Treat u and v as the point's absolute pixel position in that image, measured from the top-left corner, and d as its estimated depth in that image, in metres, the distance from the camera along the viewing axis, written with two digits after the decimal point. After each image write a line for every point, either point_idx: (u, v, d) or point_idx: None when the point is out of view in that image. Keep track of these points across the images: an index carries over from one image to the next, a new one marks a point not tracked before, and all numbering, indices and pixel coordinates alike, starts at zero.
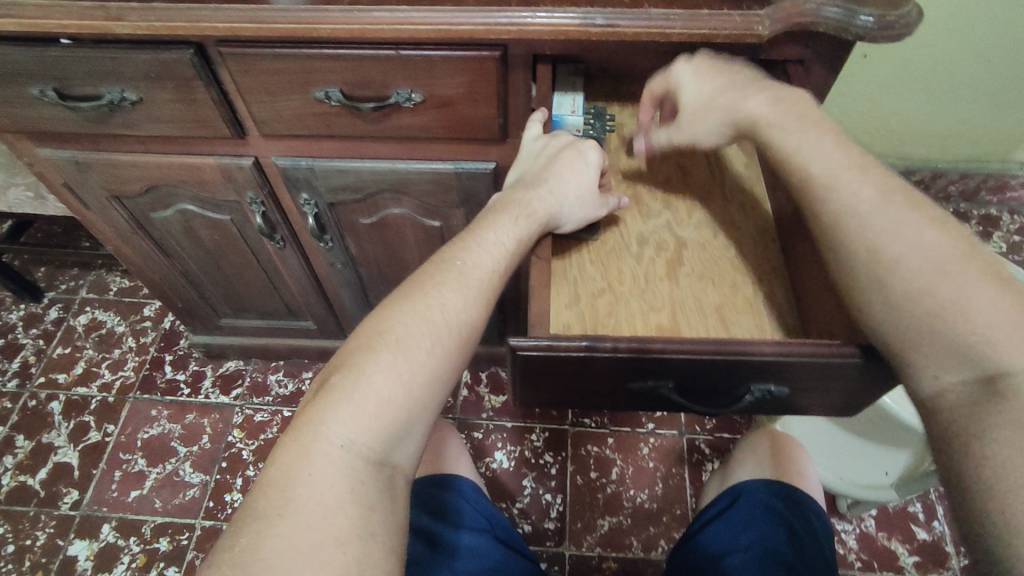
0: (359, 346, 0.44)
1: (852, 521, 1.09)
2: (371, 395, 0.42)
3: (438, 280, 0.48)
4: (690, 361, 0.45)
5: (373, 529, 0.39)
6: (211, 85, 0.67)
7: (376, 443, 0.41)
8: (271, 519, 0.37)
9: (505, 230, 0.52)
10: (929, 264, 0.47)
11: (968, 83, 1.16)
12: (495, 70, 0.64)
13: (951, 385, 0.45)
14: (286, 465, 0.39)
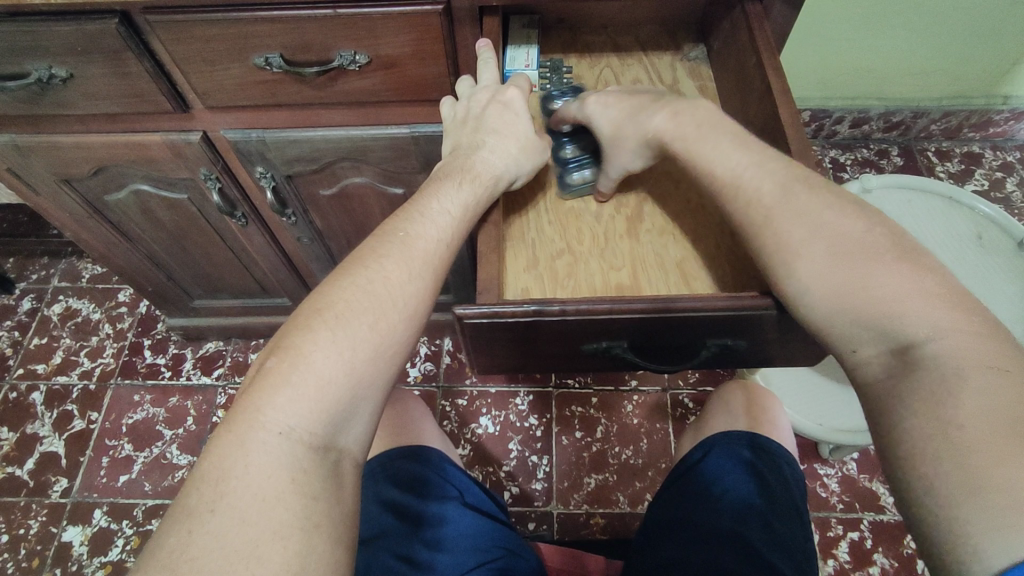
0: (297, 328, 0.42)
1: (834, 465, 1.11)
2: (309, 377, 0.40)
3: (380, 253, 0.46)
4: (640, 320, 0.44)
5: (318, 517, 0.37)
6: (143, 57, 0.63)
7: (318, 428, 0.39)
8: (204, 513, 0.35)
9: (449, 197, 0.49)
10: (834, 242, 0.46)
11: (947, 16, 1.12)
12: (440, 25, 0.60)
13: (868, 358, 0.44)
14: (221, 457, 0.37)
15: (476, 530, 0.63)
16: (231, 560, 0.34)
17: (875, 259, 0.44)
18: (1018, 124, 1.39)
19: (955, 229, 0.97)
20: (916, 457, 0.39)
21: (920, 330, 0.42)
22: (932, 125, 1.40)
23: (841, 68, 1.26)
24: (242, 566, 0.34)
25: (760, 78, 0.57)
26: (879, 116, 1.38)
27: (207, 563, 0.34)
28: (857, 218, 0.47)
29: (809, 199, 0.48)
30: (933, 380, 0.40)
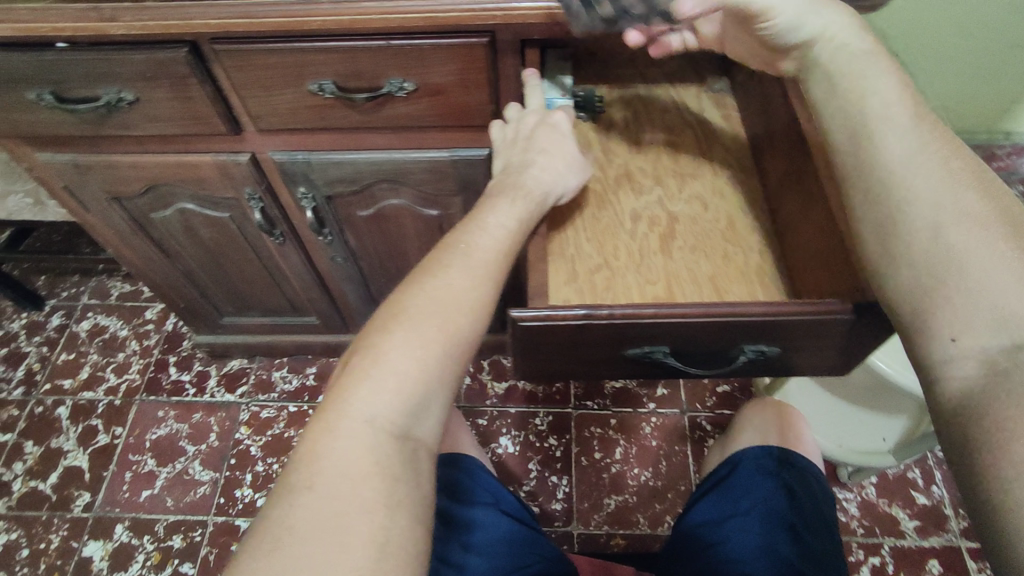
0: (376, 329, 0.46)
1: (853, 489, 1.11)
2: (389, 373, 0.44)
3: (445, 262, 0.50)
4: (683, 325, 0.47)
5: (398, 496, 0.42)
6: (206, 82, 0.68)
7: (397, 418, 0.43)
8: (302, 490, 0.41)
9: (504, 212, 0.53)
10: (972, 228, 0.45)
11: (951, 55, 1.18)
12: (485, 55, 0.65)
13: (969, 348, 0.44)
14: (315, 440, 0.43)
15: (510, 540, 0.65)
16: (326, 530, 0.40)
17: (1007, 256, 0.43)
18: None
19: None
20: (991, 451, 0.40)
21: None
22: None
23: None
24: (335, 535, 0.39)
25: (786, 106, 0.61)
26: None
27: (305, 530, 0.39)
28: (989, 206, 0.45)
29: (944, 185, 0.46)
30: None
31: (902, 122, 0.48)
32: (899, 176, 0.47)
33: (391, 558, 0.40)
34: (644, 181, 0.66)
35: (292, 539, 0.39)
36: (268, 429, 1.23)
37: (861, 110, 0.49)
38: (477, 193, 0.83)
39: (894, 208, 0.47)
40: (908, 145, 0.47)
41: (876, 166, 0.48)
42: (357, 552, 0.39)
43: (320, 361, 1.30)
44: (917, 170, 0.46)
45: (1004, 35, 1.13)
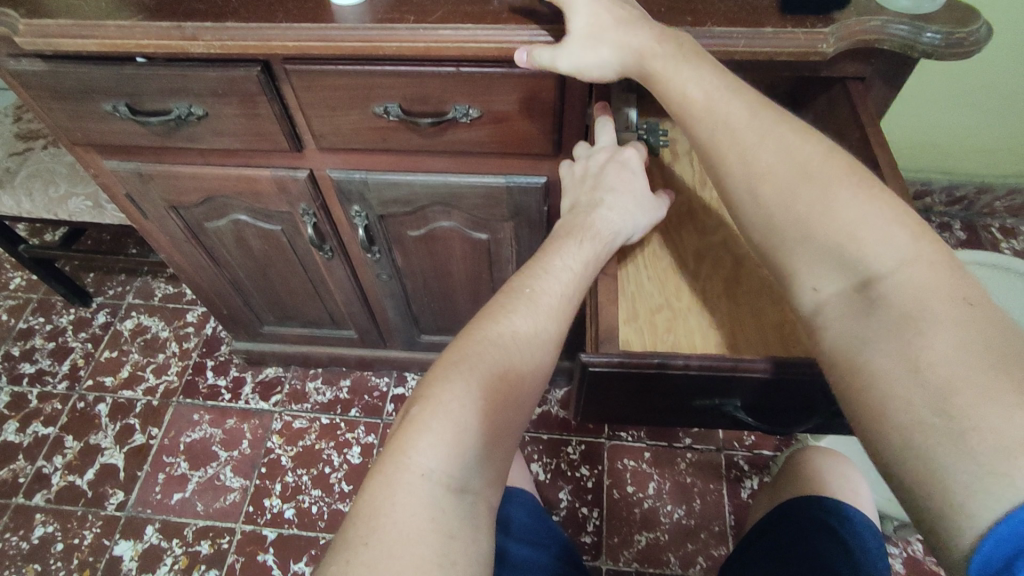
0: (436, 374, 0.45)
1: (898, 544, 1.06)
2: (450, 421, 0.42)
3: (509, 307, 0.49)
4: (759, 380, 0.45)
5: (455, 557, 0.39)
6: (274, 100, 0.69)
7: (458, 471, 0.41)
8: (357, 548, 0.38)
9: (571, 254, 0.52)
10: (798, 174, 0.45)
11: (1017, 98, 1.15)
12: (554, 86, 0.64)
13: (829, 295, 0.43)
14: (372, 494, 0.40)
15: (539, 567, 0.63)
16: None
17: (846, 189, 0.43)
18: None
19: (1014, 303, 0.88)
20: (881, 401, 0.38)
21: (877, 260, 0.41)
22: (997, 202, 1.40)
23: (906, 142, 1.28)
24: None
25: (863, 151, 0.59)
26: (943, 190, 1.38)
27: None
28: (803, 146, 0.46)
29: (768, 141, 0.47)
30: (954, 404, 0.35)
31: (780, 146, 0.47)
32: (783, 196, 0.45)
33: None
34: (708, 220, 0.65)
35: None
36: (300, 439, 1.23)
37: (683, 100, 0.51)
38: (529, 220, 0.83)
39: (793, 229, 0.45)
40: (786, 166, 0.46)
41: (757, 193, 0.47)
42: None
43: (354, 374, 1.30)
44: (794, 190, 0.45)
45: None
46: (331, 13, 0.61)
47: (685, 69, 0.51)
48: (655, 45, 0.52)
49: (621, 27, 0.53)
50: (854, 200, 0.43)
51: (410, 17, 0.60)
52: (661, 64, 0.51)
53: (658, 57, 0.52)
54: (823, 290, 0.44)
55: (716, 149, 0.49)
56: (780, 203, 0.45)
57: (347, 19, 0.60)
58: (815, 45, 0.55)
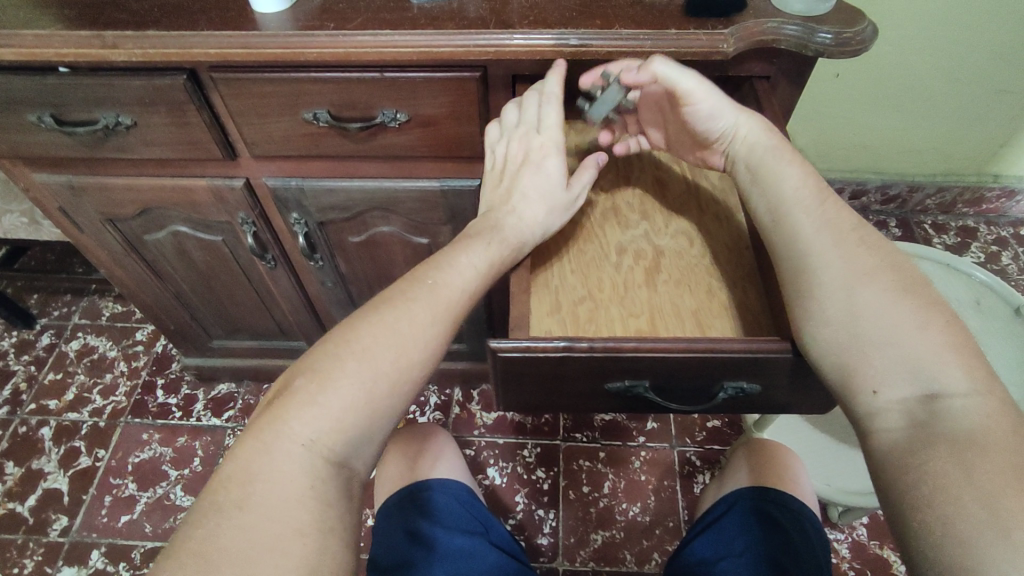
0: (328, 355, 0.48)
1: (844, 529, 1.08)
2: (336, 401, 0.46)
3: (409, 295, 0.52)
4: (661, 360, 0.47)
5: (328, 527, 0.43)
6: (203, 109, 0.69)
7: (338, 446, 0.45)
8: (233, 512, 0.41)
9: (476, 254, 0.56)
10: (881, 287, 0.46)
11: (936, 99, 1.21)
12: (476, 90, 0.66)
13: (889, 402, 0.44)
14: (249, 460, 0.43)
15: (474, 555, 0.64)
16: (254, 552, 0.40)
17: (917, 313, 0.45)
18: (1010, 201, 1.45)
19: (958, 298, 0.90)
20: (931, 498, 0.39)
21: (953, 385, 0.42)
22: (927, 200, 1.47)
23: (837, 143, 1.34)
24: (263, 558, 0.40)
25: None
26: (876, 189, 1.44)
27: (233, 552, 0.39)
28: (894, 269, 0.47)
29: (849, 252, 0.48)
30: (956, 432, 0.41)
31: (859, 257, 0.48)
32: (871, 300, 0.46)
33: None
34: (630, 216, 0.67)
35: (219, 560, 0.39)
36: None
37: (775, 194, 0.53)
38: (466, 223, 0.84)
39: (871, 330, 0.45)
40: (863, 264, 0.48)
41: (849, 288, 0.47)
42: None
43: None
44: (881, 295, 0.46)
45: (986, 79, 1.16)
46: (252, 21, 0.62)
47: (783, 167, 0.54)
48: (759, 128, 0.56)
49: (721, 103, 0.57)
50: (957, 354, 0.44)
51: (331, 24, 0.61)
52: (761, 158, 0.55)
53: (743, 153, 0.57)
54: (883, 395, 0.44)
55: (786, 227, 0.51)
56: (862, 313, 0.46)
57: (268, 27, 0.61)
58: (716, 45, 0.59)
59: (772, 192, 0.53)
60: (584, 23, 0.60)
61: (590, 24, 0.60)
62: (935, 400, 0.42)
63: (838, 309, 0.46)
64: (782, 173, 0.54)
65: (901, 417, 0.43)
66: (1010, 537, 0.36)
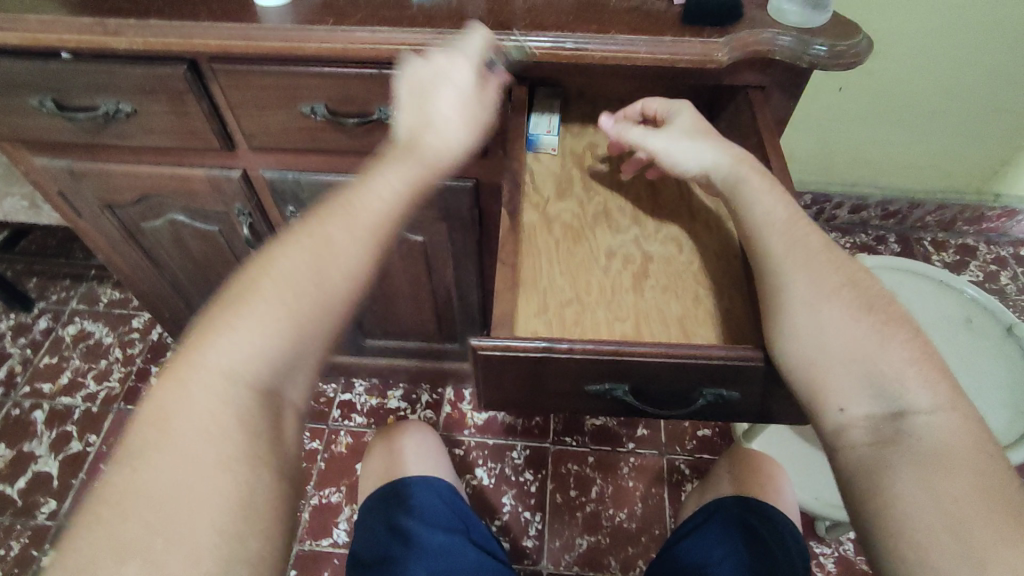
0: (243, 283, 0.46)
1: (830, 543, 1.07)
2: (252, 326, 0.44)
3: (326, 215, 0.50)
4: (640, 365, 0.47)
5: (263, 458, 0.41)
6: (202, 99, 0.70)
7: (261, 371, 0.43)
8: (153, 456, 0.39)
9: (393, 171, 0.53)
10: (847, 308, 0.46)
11: (938, 116, 1.21)
12: None
13: (857, 420, 0.43)
14: (164, 396, 0.41)
15: (453, 553, 0.64)
16: (180, 493, 0.38)
17: (878, 334, 0.45)
18: (1011, 221, 1.45)
19: (946, 313, 0.90)
20: (904, 524, 0.38)
21: (919, 404, 0.42)
22: (927, 216, 1.46)
23: (837, 156, 1.34)
24: (188, 497, 0.38)
25: (759, 154, 0.63)
26: (876, 204, 1.44)
27: (153, 490, 0.38)
28: (859, 288, 0.47)
29: (818, 270, 0.48)
30: (925, 454, 0.40)
31: (829, 274, 0.48)
32: (840, 318, 0.45)
33: (257, 520, 0.39)
34: (621, 221, 0.68)
35: (142, 506, 0.37)
36: None
37: (750, 212, 0.53)
38: (461, 222, 0.85)
39: (838, 347, 0.45)
40: (831, 282, 0.47)
41: (819, 304, 0.46)
42: (216, 516, 0.38)
43: None
44: (849, 312, 0.46)
45: (987, 97, 1.16)
46: (253, 14, 0.63)
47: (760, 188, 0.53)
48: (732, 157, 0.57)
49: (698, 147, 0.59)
50: (923, 372, 0.44)
51: (331, 20, 0.62)
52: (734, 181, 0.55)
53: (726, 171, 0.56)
54: (851, 413, 0.44)
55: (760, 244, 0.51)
56: (831, 329, 0.45)
57: (268, 20, 0.62)
58: (711, 54, 0.59)
59: (745, 210, 0.53)
60: (581, 27, 0.60)
61: (587, 29, 0.60)
62: (900, 418, 0.42)
63: (802, 324, 0.46)
64: (763, 190, 0.53)
65: (866, 433, 0.43)
66: (983, 568, 0.36)
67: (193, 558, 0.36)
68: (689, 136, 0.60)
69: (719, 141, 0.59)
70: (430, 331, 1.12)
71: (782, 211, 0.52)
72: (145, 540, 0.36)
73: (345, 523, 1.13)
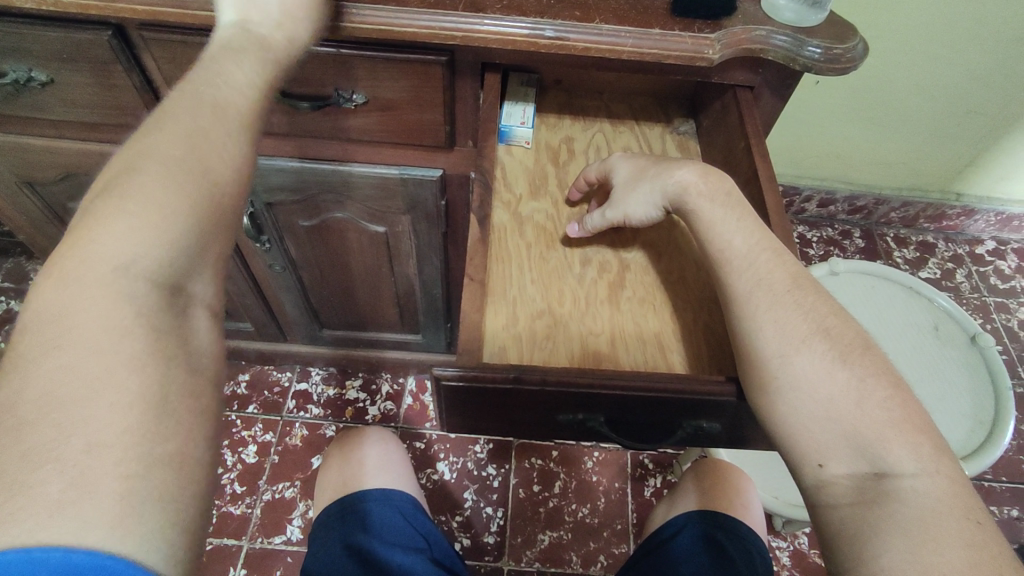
0: (120, 167, 0.36)
1: (786, 537, 1.09)
2: (147, 205, 0.34)
3: (194, 98, 0.39)
4: (619, 397, 0.45)
5: (174, 355, 0.33)
6: (132, 71, 0.62)
7: (168, 266, 0.34)
8: (31, 361, 0.30)
9: (247, 62, 0.42)
10: (822, 358, 0.45)
11: (911, 114, 1.21)
12: (442, 75, 0.61)
13: (837, 476, 0.43)
14: (51, 298, 0.32)
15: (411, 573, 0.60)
16: (76, 405, 0.29)
17: (857, 386, 0.44)
18: (969, 220, 1.46)
19: (902, 323, 0.96)
20: None
21: (904, 465, 0.42)
22: (892, 213, 1.47)
23: (811, 150, 1.32)
24: (88, 400, 0.29)
25: (745, 161, 0.59)
26: (844, 199, 1.44)
27: (47, 412, 0.28)
28: (837, 332, 0.46)
29: (793, 314, 0.47)
30: (911, 519, 0.39)
31: (805, 313, 0.47)
32: (815, 367, 0.45)
33: (180, 421, 0.31)
34: None
35: (24, 424, 0.28)
36: None
37: (722, 248, 0.51)
38: (426, 214, 0.79)
39: (808, 400, 0.44)
40: (809, 327, 0.46)
41: (791, 355, 0.45)
42: (129, 431, 0.29)
43: (256, 367, 1.23)
44: (825, 361, 0.45)
45: (959, 97, 1.16)
46: None
47: (735, 221, 0.52)
48: (700, 179, 0.55)
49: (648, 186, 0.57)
50: (895, 423, 0.43)
51: None
52: (706, 204, 0.53)
53: (701, 193, 0.54)
54: (829, 469, 0.43)
55: (732, 281, 0.50)
56: (803, 379, 0.45)
57: None
58: (701, 50, 0.55)
59: (721, 240, 0.51)
60: (562, 13, 0.55)
61: (568, 15, 0.55)
62: (884, 479, 0.41)
63: (771, 384, 0.45)
64: (738, 220, 0.51)
65: (848, 491, 0.42)
66: None
67: (100, 466, 0.28)
68: (635, 185, 0.58)
69: (664, 172, 0.57)
70: (391, 322, 1.06)
71: (756, 243, 0.50)
72: (35, 465, 0.27)
73: (299, 520, 1.08)
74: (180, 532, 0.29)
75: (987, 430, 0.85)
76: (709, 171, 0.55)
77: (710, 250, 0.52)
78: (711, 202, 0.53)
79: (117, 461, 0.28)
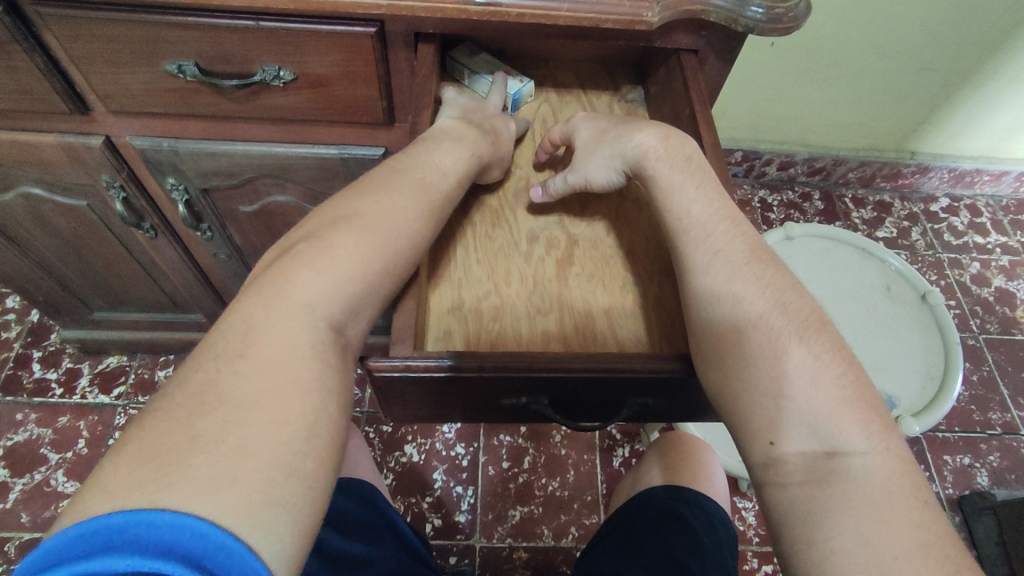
0: (324, 223, 0.46)
1: (751, 497, 1.11)
2: (336, 261, 0.44)
3: (404, 181, 0.50)
4: (559, 379, 0.45)
5: (331, 380, 0.40)
6: (34, 52, 0.56)
7: (338, 313, 0.43)
8: (233, 357, 0.37)
9: (455, 155, 0.55)
10: (771, 329, 0.45)
11: (866, 73, 1.20)
12: (373, 48, 0.57)
13: (789, 454, 0.42)
14: (254, 311, 0.40)
15: (367, 563, 0.59)
16: (251, 402, 0.36)
17: (807, 356, 0.44)
18: (924, 177, 1.47)
19: (854, 286, 0.98)
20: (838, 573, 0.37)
21: (854, 442, 0.41)
22: (849, 173, 1.47)
23: (769, 112, 1.31)
24: (264, 410, 0.36)
25: (692, 129, 0.58)
26: (803, 161, 1.44)
27: (231, 398, 0.35)
28: (783, 303, 0.46)
29: (744, 285, 0.47)
30: (861, 498, 0.39)
31: (753, 283, 0.47)
32: (764, 338, 0.45)
33: (323, 432, 0.38)
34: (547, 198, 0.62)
35: (213, 405, 0.35)
36: None
37: (678, 220, 0.50)
38: None
39: (760, 371, 0.44)
40: (763, 298, 0.46)
41: (742, 328, 0.45)
42: (284, 433, 0.36)
43: None
44: (771, 331, 0.45)
45: (911, 55, 1.16)
46: None
47: (687, 195, 0.51)
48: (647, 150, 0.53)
49: (611, 146, 0.55)
50: (840, 393, 0.43)
51: None
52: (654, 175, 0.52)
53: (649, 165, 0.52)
54: (781, 446, 0.43)
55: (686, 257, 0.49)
56: (750, 351, 0.45)
57: None
58: (639, 13, 0.52)
59: (676, 213, 0.51)
60: None
61: None
62: (834, 457, 0.41)
63: (725, 359, 0.45)
64: (689, 193, 0.51)
65: (798, 469, 0.42)
66: None
67: (260, 457, 0.34)
68: (596, 147, 0.57)
69: (625, 134, 0.55)
70: None
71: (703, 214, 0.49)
72: (215, 439, 0.33)
73: None
74: (303, 529, 0.34)
75: (936, 388, 0.88)
76: (671, 134, 0.54)
77: (668, 221, 0.51)
78: (666, 169, 0.52)
79: (268, 460, 0.34)
